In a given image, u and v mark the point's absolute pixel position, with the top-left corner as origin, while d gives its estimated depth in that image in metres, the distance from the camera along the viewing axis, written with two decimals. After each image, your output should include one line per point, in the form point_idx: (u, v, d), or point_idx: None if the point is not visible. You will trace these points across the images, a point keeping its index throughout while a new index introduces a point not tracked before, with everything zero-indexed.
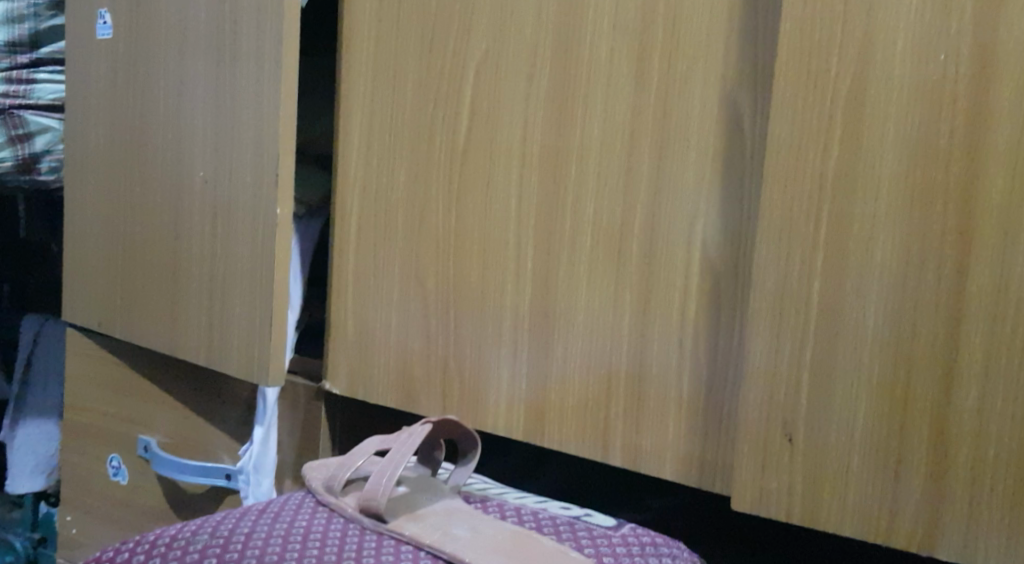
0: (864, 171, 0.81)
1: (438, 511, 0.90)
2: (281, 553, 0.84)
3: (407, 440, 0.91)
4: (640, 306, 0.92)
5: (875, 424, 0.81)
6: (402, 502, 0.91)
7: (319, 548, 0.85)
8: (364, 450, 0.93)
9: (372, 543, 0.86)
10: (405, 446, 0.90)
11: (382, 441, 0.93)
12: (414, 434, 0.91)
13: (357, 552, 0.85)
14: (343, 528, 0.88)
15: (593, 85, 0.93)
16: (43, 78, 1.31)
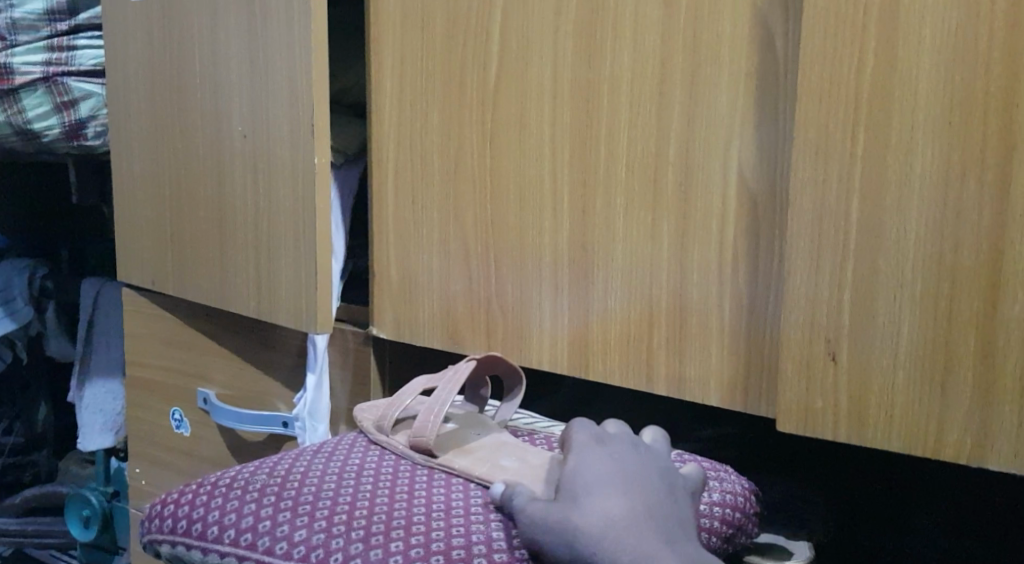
0: (900, 82, 0.79)
1: (487, 444, 0.92)
2: (336, 488, 0.85)
3: (453, 377, 0.92)
4: (679, 235, 0.91)
5: (920, 339, 0.80)
6: (451, 438, 0.92)
7: (373, 483, 0.86)
8: (410, 389, 0.94)
9: (424, 477, 0.87)
10: (451, 384, 0.91)
11: (429, 380, 0.94)
12: (459, 371, 0.92)
13: (410, 485, 0.86)
14: (394, 464, 0.89)
15: (621, 14, 0.91)
16: (83, 45, 1.27)
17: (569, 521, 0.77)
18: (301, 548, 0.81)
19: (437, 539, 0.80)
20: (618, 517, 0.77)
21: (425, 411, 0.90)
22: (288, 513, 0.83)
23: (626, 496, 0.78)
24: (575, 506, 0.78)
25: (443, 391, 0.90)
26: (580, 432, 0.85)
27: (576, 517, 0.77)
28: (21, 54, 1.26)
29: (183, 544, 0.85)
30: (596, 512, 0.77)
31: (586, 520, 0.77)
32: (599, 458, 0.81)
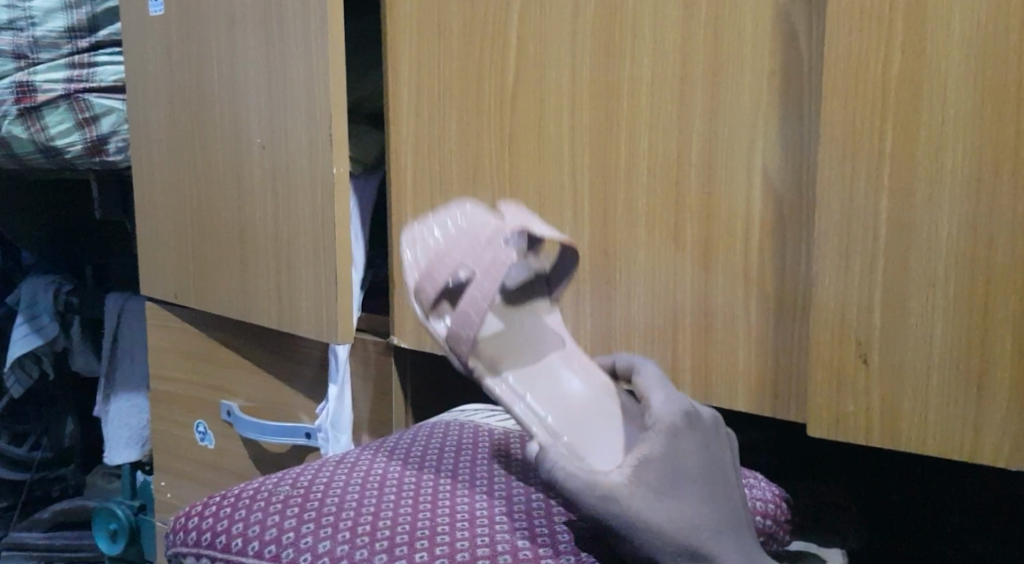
0: (929, 77, 0.77)
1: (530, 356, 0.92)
2: (359, 498, 0.84)
3: (492, 277, 0.86)
4: (703, 238, 0.89)
5: (954, 340, 0.78)
6: (496, 344, 0.91)
7: (396, 492, 0.85)
8: (450, 261, 0.88)
9: (448, 486, 0.86)
10: (492, 290, 0.86)
11: (467, 253, 0.88)
12: (499, 266, 0.87)
13: (434, 495, 0.85)
14: (419, 472, 0.88)
15: (639, 17, 0.90)
16: (104, 61, 1.26)
17: (658, 526, 0.76)
18: (325, 559, 0.79)
19: (461, 549, 0.79)
20: (684, 510, 0.77)
21: (460, 322, 0.85)
22: (311, 525, 0.82)
23: (709, 501, 0.78)
24: (648, 492, 0.77)
25: (483, 296, 0.86)
26: (662, 399, 0.81)
27: (649, 507, 0.76)
28: (43, 71, 1.24)
29: (207, 556, 0.84)
30: (687, 513, 0.77)
31: (658, 511, 0.76)
32: (679, 443, 0.79)
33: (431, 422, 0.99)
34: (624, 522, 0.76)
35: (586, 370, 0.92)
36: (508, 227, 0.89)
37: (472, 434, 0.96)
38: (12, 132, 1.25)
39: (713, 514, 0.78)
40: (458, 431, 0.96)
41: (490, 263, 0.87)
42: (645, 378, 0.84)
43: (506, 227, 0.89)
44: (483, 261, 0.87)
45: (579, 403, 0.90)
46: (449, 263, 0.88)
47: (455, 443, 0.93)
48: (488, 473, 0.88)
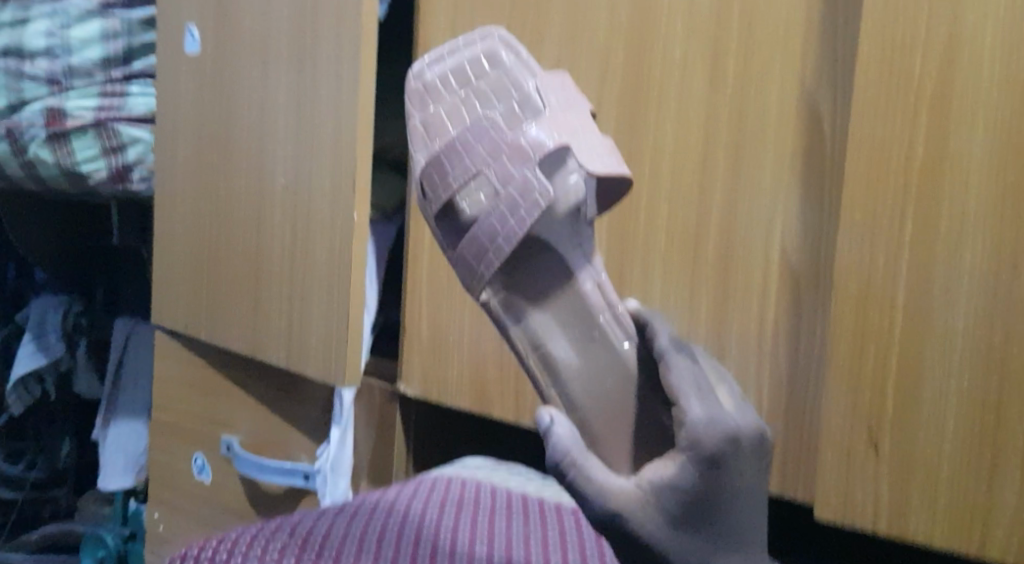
0: (951, 171, 0.78)
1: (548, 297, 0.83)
2: (357, 553, 0.83)
3: (517, 208, 0.80)
4: (717, 311, 0.90)
5: (965, 433, 0.78)
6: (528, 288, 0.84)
7: (394, 550, 0.84)
8: (469, 166, 0.81)
9: (446, 547, 0.86)
10: (518, 225, 0.80)
11: (491, 158, 0.81)
12: (528, 199, 0.80)
13: (432, 556, 0.84)
14: (417, 529, 0.88)
15: (666, 89, 0.91)
16: (135, 91, 1.29)
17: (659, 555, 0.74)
18: None
19: None
20: (690, 538, 0.74)
21: (472, 247, 0.80)
22: None
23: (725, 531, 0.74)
24: (657, 516, 0.74)
25: (504, 227, 0.80)
26: (703, 414, 0.74)
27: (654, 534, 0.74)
28: (75, 98, 1.25)
29: None
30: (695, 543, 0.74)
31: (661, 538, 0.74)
32: (707, 470, 0.73)
33: (433, 477, 0.99)
34: (623, 538, 0.74)
35: (612, 326, 0.83)
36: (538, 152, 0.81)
37: (472, 492, 0.96)
38: (38, 155, 1.25)
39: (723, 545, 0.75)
40: (458, 487, 0.97)
41: (518, 188, 0.80)
42: (679, 379, 0.75)
43: (544, 143, 0.81)
44: (511, 180, 0.81)
45: (595, 367, 0.82)
46: (468, 168, 0.81)
47: (454, 500, 0.94)
48: (486, 537, 0.88)
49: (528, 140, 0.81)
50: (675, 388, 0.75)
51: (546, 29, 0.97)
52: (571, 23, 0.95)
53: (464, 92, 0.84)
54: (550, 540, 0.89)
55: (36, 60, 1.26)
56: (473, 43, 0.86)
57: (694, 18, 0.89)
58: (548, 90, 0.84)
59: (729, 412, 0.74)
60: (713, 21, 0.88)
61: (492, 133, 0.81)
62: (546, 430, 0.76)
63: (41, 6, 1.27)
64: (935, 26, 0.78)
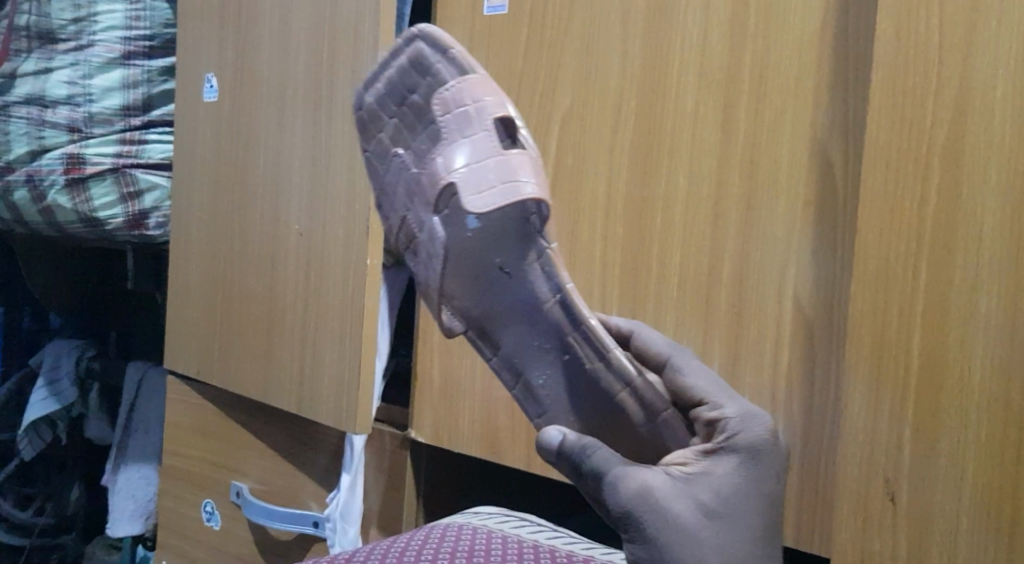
0: (965, 219, 0.78)
1: (516, 318, 0.82)
2: None
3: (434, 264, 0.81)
4: (730, 358, 0.89)
5: (983, 484, 0.78)
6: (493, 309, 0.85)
7: None
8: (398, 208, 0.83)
9: None
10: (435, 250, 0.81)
11: (409, 205, 0.82)
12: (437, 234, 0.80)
13: None
14: None
15: (677, 136, 0.92)
16: (154, 139, 1.30)
17: (687, 543, 0.77)
18: None
19: None
20: (718, 527, 0.78)
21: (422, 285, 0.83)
22: None
23: (744, 530, 0.78)
24: (673, 513, 0.77)
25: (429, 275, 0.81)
26: (741, 411, 0.80)
27: (662, 531, 0.76)
28: (94, 145, 1.26)
29: None
30: (717, 543, 0.77)
31: (668, 534, 0.77)
32: (745, 465, 0.79)
33: (445, 525, 0.98)
34: (631, 532, 0.77)
35: (589, 347, 0.82)
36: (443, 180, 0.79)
37: (484, 540, 0.95)
38: (56, 201, 1.26)
39: (737, 546, 0.78)
40: (470, 535, 0.96)
41: (432, 232, 0.81)
42: (701, 383, 0.82)
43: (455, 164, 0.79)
44: (426, 223, 0.81)
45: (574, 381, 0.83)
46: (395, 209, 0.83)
47: (465, 549, 0.93)
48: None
49: (462, 152, 0.79)
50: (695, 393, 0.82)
51: (559, 77, 0.98)
52: (584, 71, 0.96)
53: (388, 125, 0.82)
54: None
55: (57, 108, 1.27)
56: (398, 52, 0.81)
57: (705, 70, 0.90)
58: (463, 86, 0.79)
59: (761, 412, 0.81)
60: (724, 72, 0.89)
61: (420, 173, 0.81)
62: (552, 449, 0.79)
63: (64, 55, 1.27)
64: (947, 75, 0.79)
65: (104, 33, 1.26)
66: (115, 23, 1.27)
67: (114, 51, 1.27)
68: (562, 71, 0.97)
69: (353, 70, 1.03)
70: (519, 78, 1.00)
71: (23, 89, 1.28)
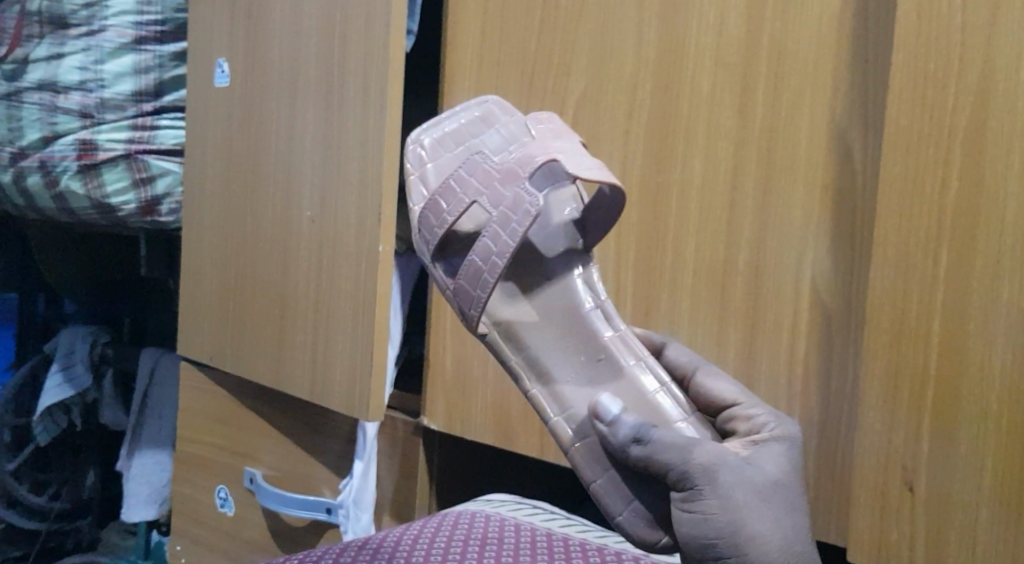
0: (988, 204, 0.77)
1: (552, 321, 0.86)
2: None
3: (505, 232, 0.82)
4: (746, 345, 0.88)
5: (1004, 472, 0.77)
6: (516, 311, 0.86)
7: None
8: (464, 198, 0.84)
9: None
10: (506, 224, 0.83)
11: (482, 189, 0.85)
12: (518, 211, 0.83)
13: None
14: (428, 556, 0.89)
15: (693, 120, 0.90)
16: (165, 124, 1.29)
17: (748, 512, 0.75)
18: None
19: None
20: (774, 503, 0.76)
21: (469, 272, 0.82)
22: None
23: (793, 511, 0.77)
24: (745, 478, 0.76)
25: (498, 245, 0.82)
26: (770, 411, 0.82)
27: (734, 499, 0.75)
28: (106, 130, 1.26)
29: None
30: (774, 518, 0.76)
31: (742, 500, 0.75)
32: (788, 453, 0.79)
33: (458, 511, 0.98)
34: (696, 498, 0.75)
35: (625, 347, 0.85)
36: (539, 158, 0.84)
37: (497, 528, 0.95)
38: (68, 187, 1.25)
39: (790, 524, 0.77)
40: (483, 523, 0.95)
41: (510, 205, 0.83)
42: (729, 387, 0.83)
43: (534, 157, 0.85)
44: (503, 201, 0.84)
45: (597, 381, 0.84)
46: (463, 199, 0.84)
47: (478, 536, 0.93)
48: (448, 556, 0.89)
49: (548, 148, 0.85)
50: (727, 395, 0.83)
51: (573, 60, 0.96)
52: (598, 53, 0.95)
53: (457, 147, 0.89)
54: None
55: (69, 94, 1.26)
56: (466, 108, 0.91)
57: (722, 52, 0.89)
58: (542, 121, 0.89)
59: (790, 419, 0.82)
60: (741, 54, 0.88)
61: (501, 165, 0.85)
62: (615, 416, 0.77)
63: (75, 40, 1.25)
64: (968, 57, 0.78)
65: (115, 18, 1.25)
66: (126, 8, 1.26)
67: (126, 36, 1.26)
68: (576, 54, 0.96)
69: (365, 54, 1.02)
70: (533, 61, 0.99)
71: (35, 75, 1.27)
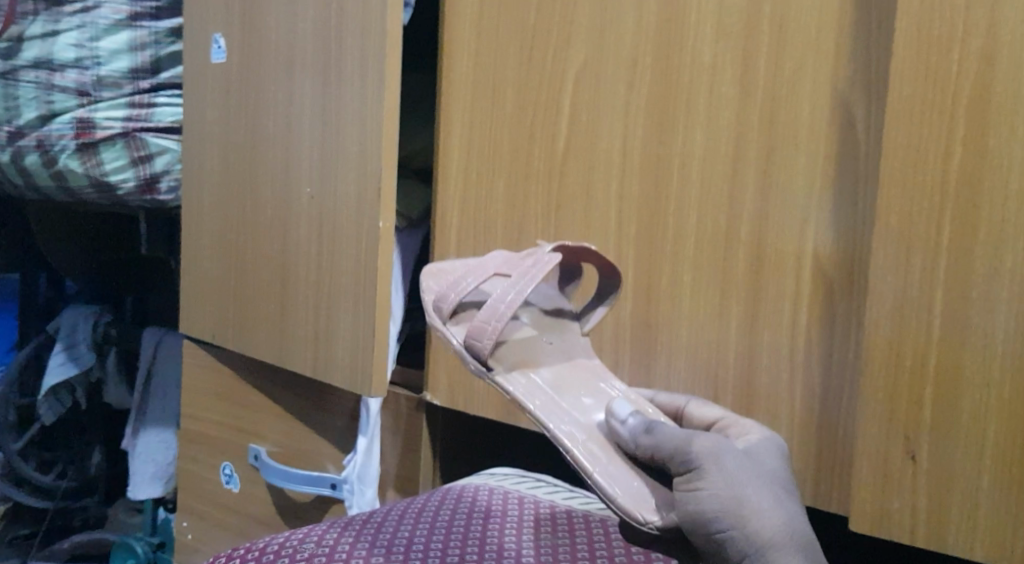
0: (991, 172, 0.77)
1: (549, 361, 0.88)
2: (387, 551, 0.86)
3: (521, 285, 0.85)
4: (748, 318, 0.88)
5: (1007, 440, 0.77)
6: (517, 348, 0.88)
7: (406, 547, 0.87)
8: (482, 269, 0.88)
9: (438, 543, 0.87)
10: (523, 279, 0.85)
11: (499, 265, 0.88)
12: (534, 268, 0.86)
13: (423, 553, 0.86)
14: (430, 529, 0.89)
15: (694, 91, 0.90)
16: (163, 102, 1.28)
17: (751, 490, 0.77)
18: None
19: None
20: (774, 488, 0.78)
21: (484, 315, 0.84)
22: None
23: (790, 498, 0.78)
24: (747, 462, 0.78)
25: (513, 295, 0.85)
26: (757, 428, 0.83)
27: (735, 477, 0.77)
28: (103, 109, 1.25)
29: None
30: (776, 500, 0.77)
31: (746, 481, 0.77)
32: (777, 454, 0.81)
33: (461, 485, 0.98)
34: (701, 477, 0.77)
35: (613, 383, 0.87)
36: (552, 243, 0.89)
37: (501, 501, 0.95)
38: (68, 166, 1.26)
39: (790, 507, 0.78)
40: (487, 496, 0.95)
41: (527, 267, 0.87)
42: (714, 411, 0.85)
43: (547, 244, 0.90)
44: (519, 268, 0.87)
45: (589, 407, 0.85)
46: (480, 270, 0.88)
47: (481, 509, 0.93)
48: (451, 528, 0.89)
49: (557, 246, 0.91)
50: (711, 417, 0.85)
51: (573, 31, 0.95)
52: (598, 24, 0.94)
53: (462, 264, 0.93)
54: (578, 546, 0.89)
55: (65, 72, 1.25)
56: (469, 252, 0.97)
57: (723, 21, 0.88)
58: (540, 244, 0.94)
59: (776, 434, 0.83)
60: (743, 23, 0.87)
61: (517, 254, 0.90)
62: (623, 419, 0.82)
63: (70, 18, 1.25)
64: (972, 23, 0.77)
65: None
66: None
67: (121, 12, 1.25)
68: (576, 25, 0.95)
69: (363, 28, 1.01)
70: (532, 33, 0.98)
71: (30, 52, 1.25)
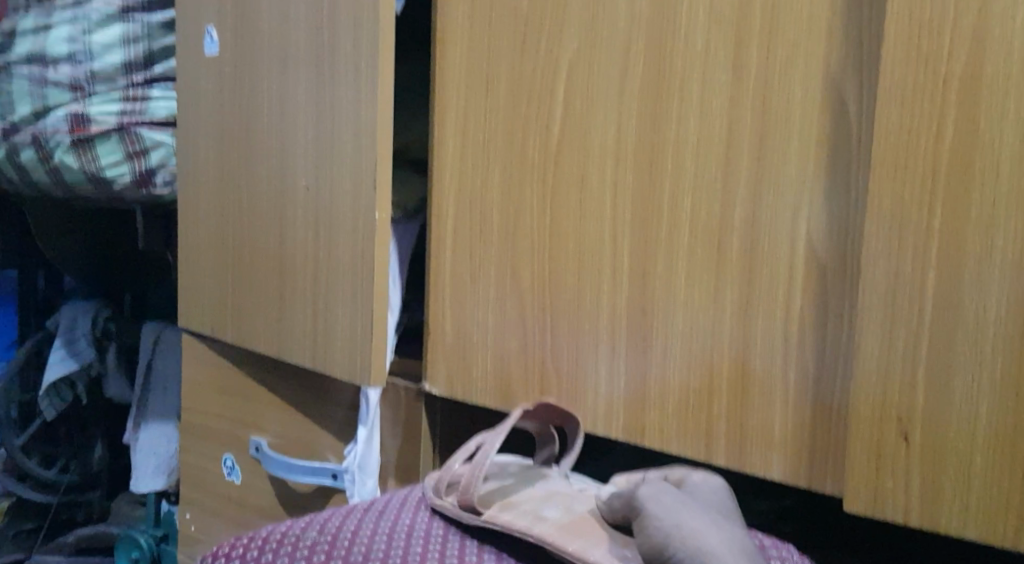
0: (982, 153, 0.77)
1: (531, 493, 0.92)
2: (389, 537, 0.87)
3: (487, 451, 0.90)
4: (742, 302, 0.89)
5: (1000, 420, 0.78)
6: (497, 496, 0.92)
7: (408, 534, 0.87)
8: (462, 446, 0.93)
9: (441, 528, 0.88)
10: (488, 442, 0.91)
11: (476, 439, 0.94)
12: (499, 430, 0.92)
13: (426, 539, 0.87)
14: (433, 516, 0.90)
15: (687, 77, 0.90)
16: (157, 95, 1.27)
17: (690, 518, 0.79)
18: None
19: None
20: (718, 521, 0.80)
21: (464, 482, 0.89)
22: (323, 557, 0.86)
23: (737, 532, 0.80)
24: (684, 498, 0.81)
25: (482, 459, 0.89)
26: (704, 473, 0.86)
27: (672, 508, 0.80)
28: (98, 103, 1.25)
29: None
30: (721, 528, 0.79)
31: (683, 510, 0.79)
32: (723, 500, 0.83)
33: None
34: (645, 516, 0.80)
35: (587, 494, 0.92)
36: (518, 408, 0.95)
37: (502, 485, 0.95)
38: (64, 160, 1.26)
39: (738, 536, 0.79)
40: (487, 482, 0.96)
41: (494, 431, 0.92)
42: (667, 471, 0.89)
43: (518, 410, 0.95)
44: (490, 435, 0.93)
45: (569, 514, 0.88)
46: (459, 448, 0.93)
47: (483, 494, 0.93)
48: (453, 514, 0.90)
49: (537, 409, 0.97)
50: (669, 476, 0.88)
51: (565, 19, 0.96)
52: (590, 11, 0.94)
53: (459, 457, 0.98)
54: None
55: (60, 66, 1.27)
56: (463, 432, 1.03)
57: (715, 7, 0.88)
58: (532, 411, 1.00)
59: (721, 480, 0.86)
60: (734, 9, 0.87)
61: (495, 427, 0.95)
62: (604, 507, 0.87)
63: (63, 13, 1.27)
64: (962, 5, 0.77)
65: None
66: None
67: (112, 5, 1.26)
68: (568, 13, 0.95)
69: (355, 18, 1.01)
70: (524, 21, 0.98)
71: (22, 48, 1.29)
